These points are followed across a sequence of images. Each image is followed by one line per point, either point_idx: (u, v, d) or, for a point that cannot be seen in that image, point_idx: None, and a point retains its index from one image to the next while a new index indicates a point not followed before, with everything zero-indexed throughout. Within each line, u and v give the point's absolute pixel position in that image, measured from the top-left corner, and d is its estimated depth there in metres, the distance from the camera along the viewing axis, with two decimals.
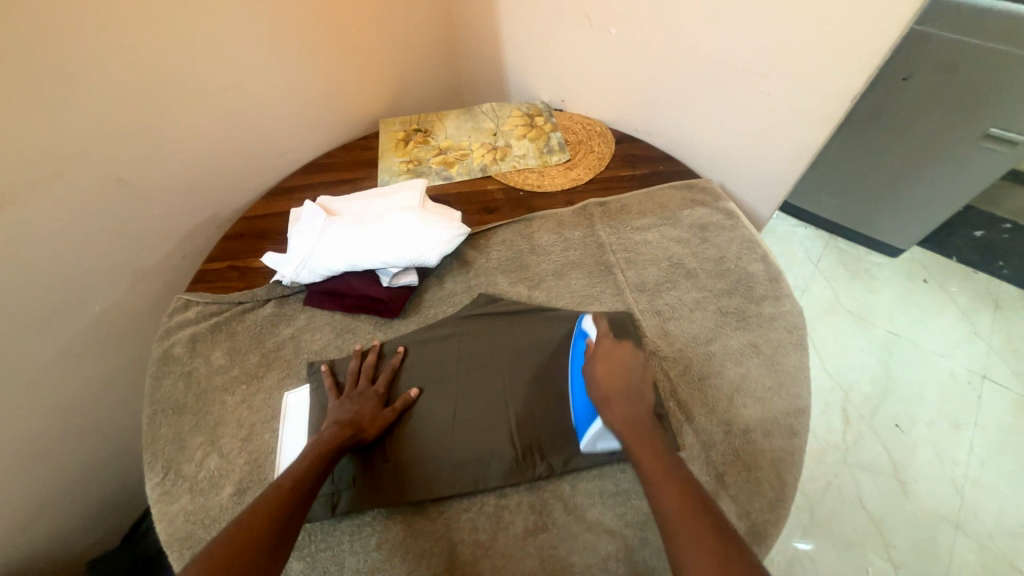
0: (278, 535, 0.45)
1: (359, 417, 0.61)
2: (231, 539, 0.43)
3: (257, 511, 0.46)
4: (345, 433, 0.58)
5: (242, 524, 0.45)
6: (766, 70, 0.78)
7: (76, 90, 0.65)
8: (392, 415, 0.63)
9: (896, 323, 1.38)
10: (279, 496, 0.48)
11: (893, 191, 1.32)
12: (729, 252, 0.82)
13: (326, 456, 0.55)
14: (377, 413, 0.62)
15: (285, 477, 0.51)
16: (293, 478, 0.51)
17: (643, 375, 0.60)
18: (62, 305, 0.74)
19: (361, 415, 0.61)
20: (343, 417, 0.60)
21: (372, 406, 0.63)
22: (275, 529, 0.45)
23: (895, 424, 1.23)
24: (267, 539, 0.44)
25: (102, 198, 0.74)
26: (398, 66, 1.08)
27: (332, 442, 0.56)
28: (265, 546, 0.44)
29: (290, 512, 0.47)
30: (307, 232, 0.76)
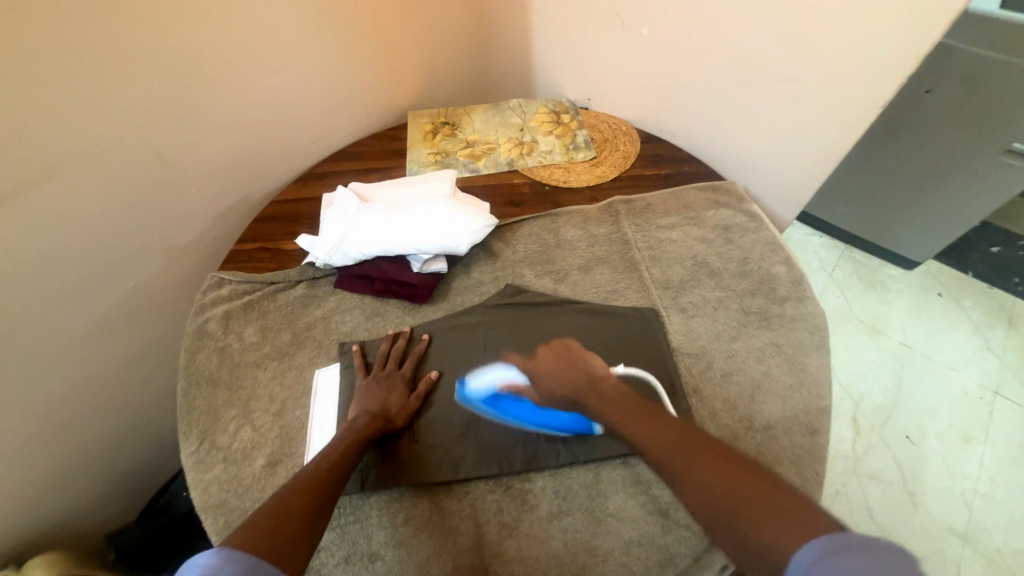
0: (316, 512, 0.46)
1: (387, 405, 0.62)
2: (274, 509, 0.44)
3: (296, 489, 0.47)
4: (374, 421, 0.60)
5: (284, 498, 0.46)
6: (795, 75, 0.79)
7: (129, 70, 0.68)
8: (419, 402, 0.64)
9: (910, 335, 1.39)
10: (316, 478, 0.50)
11: (912, 203, 1.32)
12: (752, 254, 0.83)
13: (359, 443, 0.57)
14: (405, 400, 0.64)
15: (321, 459, 0.53)
16: (330, 462, 0.52)
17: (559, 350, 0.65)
18: (100, 279, 0.77)
19: (388, 403, 0.63)
20: (375, 404, 0.62)
21: (400, 392, 0.64)
22: (314, 507, 0.46)
23: (906, 435, 1.23)
24: (309, 515, 0.45)
25: (144, 176, 0.76)
26: (428, 59, 1.10)
27: (365, 430, 0.58)
28: (305, 522, 0.44)
29: (327, 491, 0.49)
30: (340, 217, 0.78)
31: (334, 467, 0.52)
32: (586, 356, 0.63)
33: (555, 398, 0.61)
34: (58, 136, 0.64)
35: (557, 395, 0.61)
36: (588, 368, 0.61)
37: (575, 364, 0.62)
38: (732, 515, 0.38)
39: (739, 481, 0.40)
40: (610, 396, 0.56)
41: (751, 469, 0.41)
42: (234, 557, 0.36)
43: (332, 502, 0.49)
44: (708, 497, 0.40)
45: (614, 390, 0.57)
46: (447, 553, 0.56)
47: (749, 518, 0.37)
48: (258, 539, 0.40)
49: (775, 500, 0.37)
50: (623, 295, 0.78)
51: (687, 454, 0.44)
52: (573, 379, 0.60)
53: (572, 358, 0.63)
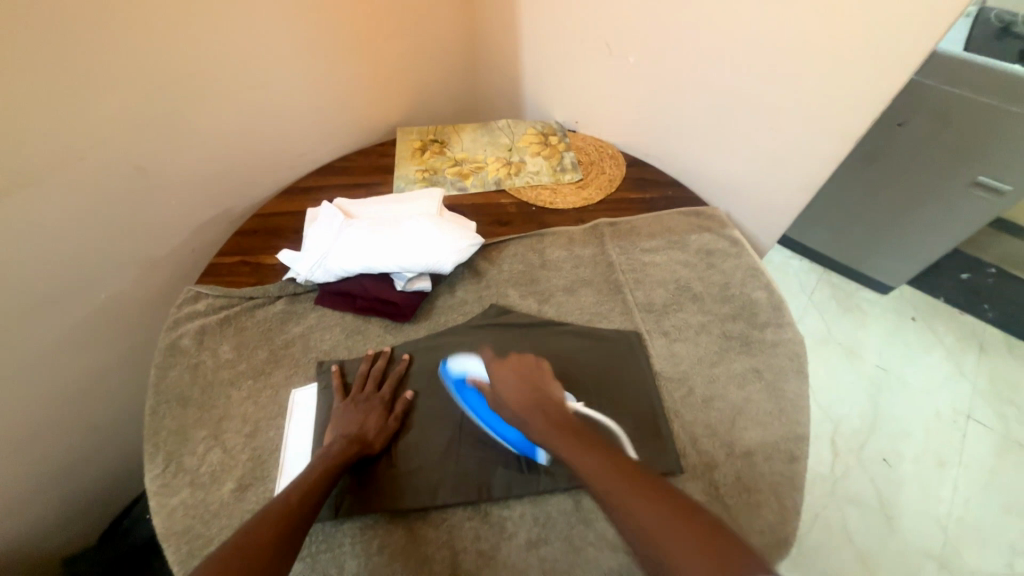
0: (283, 552, 0.45)
1: (364, 428, 0.61)
2: (238, 552, 0.43)
3: (262, 526, 0.46)
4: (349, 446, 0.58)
5: (250, 537, 0.45)
6: (775, 107, 0.82)
7: (112, 80, 0.67)
8: (397, 425, 0.63)
9: (885, 359, 1.42)
10: (283, 511, 0.48)
11: (885, 231, 1.37)
12: (733, 278, 0.84)
13: (334, 470, 0.55)
14: (384, 423, 0.63)
15: (292, 489, 0.51)
16: (301, 496, 0.50)
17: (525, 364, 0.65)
18: (70, 290, 0.74)
19: (366, 427, 0.61)
20: (352, 428, 0.60)
21: (378, 415, 0.63)
22: (281, 546, 0.46)
23: (883, 458, 1.25)
24: (274, 556, 0.44)
25: (121, 186, 0.74)
26: (419, 77, 1.11)
27: (341, 456, 0.57)
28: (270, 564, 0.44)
29: (295, 528, 0.48)
30: (324, 233, 0.77)
31: (304, 499, 0.50)
32: (546, 378, 0.63)
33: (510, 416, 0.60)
34: (31, 144, 0.63)
35: (511, 413, 0.60)
36: (547, 391, 0.61)
37: (531, 387, 0.61)
38: (668, 552, 0.41)
39: (678, 519, 0.43)
40: (567, 424, 0.56)
41: (692, 507, 0.44)
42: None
43: (300, 536, 0.48)
44: (648, 533, 0.43)
45: (563, 416, 0.57)
46: None
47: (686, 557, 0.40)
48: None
49: (710, 541, 0.41)
50: (607, 317, 0.78)
51: (632, 487, 0.47)
52: (529, 400, 0.60)
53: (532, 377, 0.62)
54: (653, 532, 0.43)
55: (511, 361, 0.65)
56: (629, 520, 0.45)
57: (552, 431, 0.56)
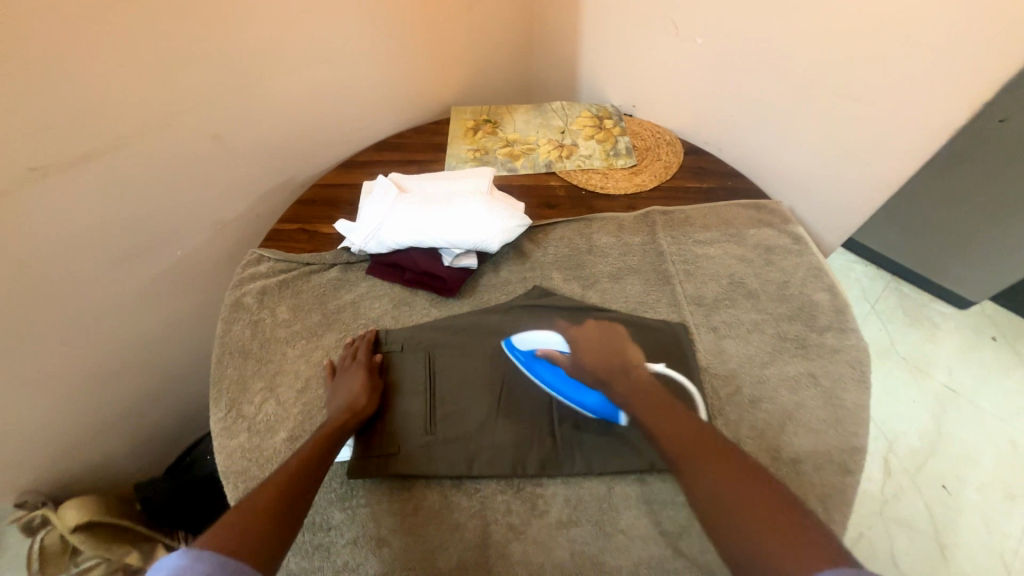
0: (286, 506, 0.47)
1: (353, 397, 0.62)
2: (242, 510, 0.45)
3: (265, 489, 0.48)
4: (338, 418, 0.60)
5: (253, 499, 0.46)
6: (859, 93, 0.76)
7: (194, 49, 0.72)
8: (379, 383, 0.65)
9: (957, 379, 1.30)
10: (285, 476, 0.50)
11: (971, 238, 1.23)
12: (794, 277, 0.79)
13: (330, 440, 0.57)
14: (368, 385, 0.64)
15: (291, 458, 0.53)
16: (297, 461, 0.52)
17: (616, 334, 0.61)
18: (151, 244, 0.81)
19: (350, 395, 0.63)
20: (341, 402, 0.62)
21: (360, 378, 0.64)
22: (284, 502, 0.47)
23: (943, 485, 1.15)
24: (278, 511, 0.46)
25: (200, 152, 0.80)
26: (476, 55, 1.10)
27: (334, 429, 0.58)
28: (280, 520, 0.46)
29: (297, 489, 0.49)
30: (378, 205, 0.80)
31: (301, 462, 0.52)
32: (625, 340, 0.61)
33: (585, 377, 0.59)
34: (123, 110, 0.69)
35: (587, 374, 0.59)
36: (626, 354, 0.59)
37: (616, 347, 0.60)
38: (741, 523, 0.41)
39: (750, 498, 0.42)
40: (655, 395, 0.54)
41: (769, 489, 0.43)
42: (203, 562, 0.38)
43: (303, 497, 0.49)
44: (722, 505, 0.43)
45: (644, 380, 0.56)
46: (452, 549, 0.56)
47: (760, 529, 0.40)
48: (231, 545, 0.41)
49: (782, 518, 0.40)
50: (653, 308, 0.76)
51: (707, 458, 0.46)
52: (609, 362, 0.58)
53: (614, 341, 0.60)
54: (725, 498, 0.43)
55: (600, 329, 0.62)
56: (698, 489, 0.45)
57: (630, 394, 0.55)
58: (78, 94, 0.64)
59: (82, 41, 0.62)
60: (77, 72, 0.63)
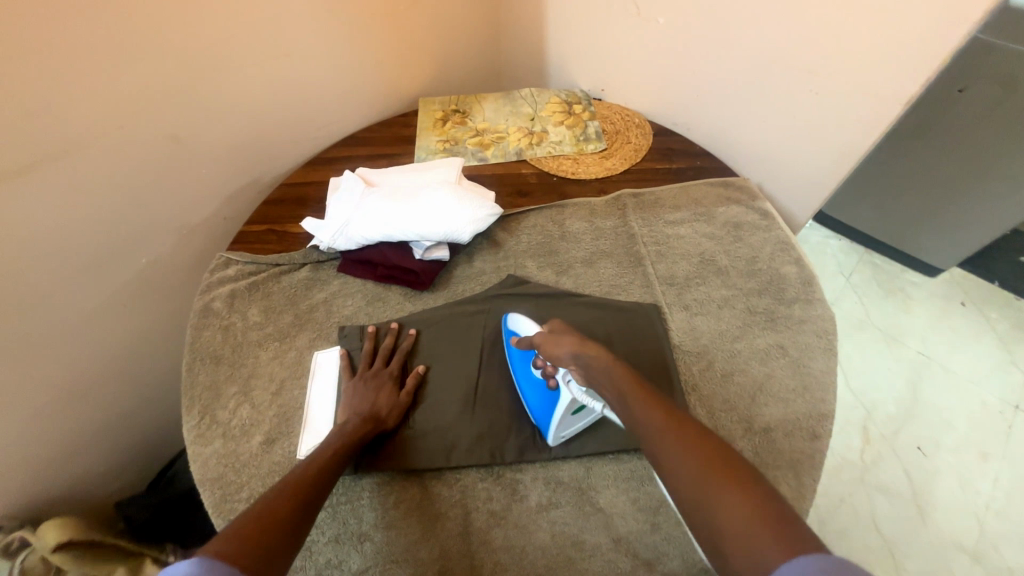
0: (301, 517, 0.45)
1: (378, 406, 0.61)
2: (258, 518, 0.42)
3: (278, 494, 0.46)
4: (358, 421, 0.59)
5: (269, 504, 0.44)
6: (819, 67, 0.76)
7: (140, 48, 0.69)
8: (409, 399, 0.63)
9: (928, 345, 1.34)
10: (298, 481, 0.49)
11: (937, 208, 1.26)
12: (762, 252, 0.81)
13: (350, 447, 0.56)
14: (394, 399, 0.63)
15: (309, 463, 0.51)
16: (316, 465, 0.51)
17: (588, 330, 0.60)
18: (113, 254, 0.78)
19: (375, 402, 0.62)
20: (363, 407, 0.61)
21: (389, 391, 0.63)
22: (298, 513, 0.45)
23: (918, 447, 1.20)
24: (294, 521, 0.44)
25: (158, 155, 0.77)
26: (440, 44, 1.08)
27: (356, 435, 0.57)
28: (290, 526, 0.44)
29: (311, 501, 0.47)
30: (346, 201, 0.78)
31: (320, 470, 0.51)
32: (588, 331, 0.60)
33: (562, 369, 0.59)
34: (71, 115, 0.66)
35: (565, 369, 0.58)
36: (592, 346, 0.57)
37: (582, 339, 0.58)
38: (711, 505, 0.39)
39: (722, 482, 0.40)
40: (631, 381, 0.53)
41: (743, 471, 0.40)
42: (215, 571, 0.36)
43: (316, 507, 0.48)
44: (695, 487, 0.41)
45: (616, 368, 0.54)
46: (435, 539, 0.56)
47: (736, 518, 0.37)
48: (244, 556, 0.39)
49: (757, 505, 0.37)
50: (626, 290, 0.77)
51: (679, 444, 0.43)
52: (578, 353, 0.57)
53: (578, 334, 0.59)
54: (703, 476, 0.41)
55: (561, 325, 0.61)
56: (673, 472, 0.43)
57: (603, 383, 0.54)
58: (18, 99, 0.60)
59: (19, 43, 0.58)
60: (15, 76, 0.59)
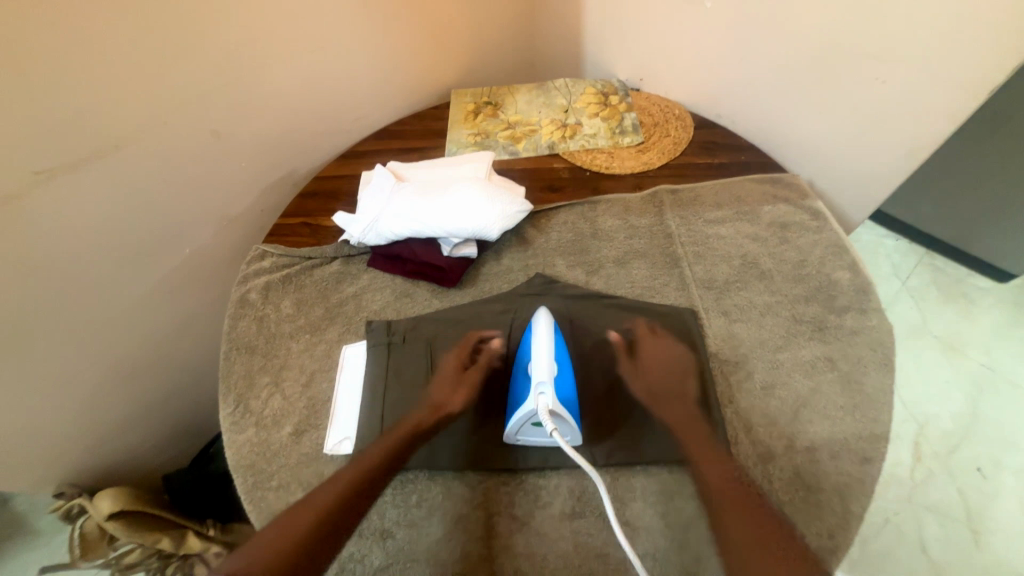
0: (335, 527, 0.48)
1: (447, 400, 0.60)
2: (292, 521, 0.47)
3: (325, 496, 0.49)
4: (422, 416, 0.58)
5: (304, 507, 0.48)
6: (884, 53, 0.70)
7: (185, 44, 0.71)
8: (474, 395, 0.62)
9: (994, 357, 1.22)
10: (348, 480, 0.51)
11: (1014, 208, 1.14)
12: (811, 256, 0.75)
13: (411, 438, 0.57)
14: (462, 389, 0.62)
15: (363, 459, 0.53)
16: (366, 466, 0.52)
17: (682, 365, 0.63)
18: (159, 243, 0.82)
19: (443, 395, 0.61)
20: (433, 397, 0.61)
21: (462, 385, 0.62)
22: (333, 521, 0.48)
23: (977, 468, 1.10)
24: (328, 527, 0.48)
25: (200, 150, 0.80)
26: (473, 35, 1.06)
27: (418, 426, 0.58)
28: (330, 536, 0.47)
29: (351, 506, 0.50)
30: (377, 195, 0.79)
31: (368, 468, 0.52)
32: (670, 357, 0.64)
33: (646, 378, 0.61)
34: (121, 111, 0.69)
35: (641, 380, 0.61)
36: (679, 376, 0.62)
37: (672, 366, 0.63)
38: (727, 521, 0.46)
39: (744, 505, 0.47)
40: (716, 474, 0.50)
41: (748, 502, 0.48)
42: None
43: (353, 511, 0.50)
44: (727, 518, 0.47)
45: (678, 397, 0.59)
46: (457, 541, 0.56)
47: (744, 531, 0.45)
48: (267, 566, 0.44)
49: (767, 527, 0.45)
50: (661, 293, 0.73)
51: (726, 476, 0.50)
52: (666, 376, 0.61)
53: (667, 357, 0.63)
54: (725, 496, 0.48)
55: (655, 345, 0.65)
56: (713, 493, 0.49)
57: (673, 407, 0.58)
58: (72, 95, 0.64)
59: (73, 42, 0.61)
60: (69, 73, 0.62)
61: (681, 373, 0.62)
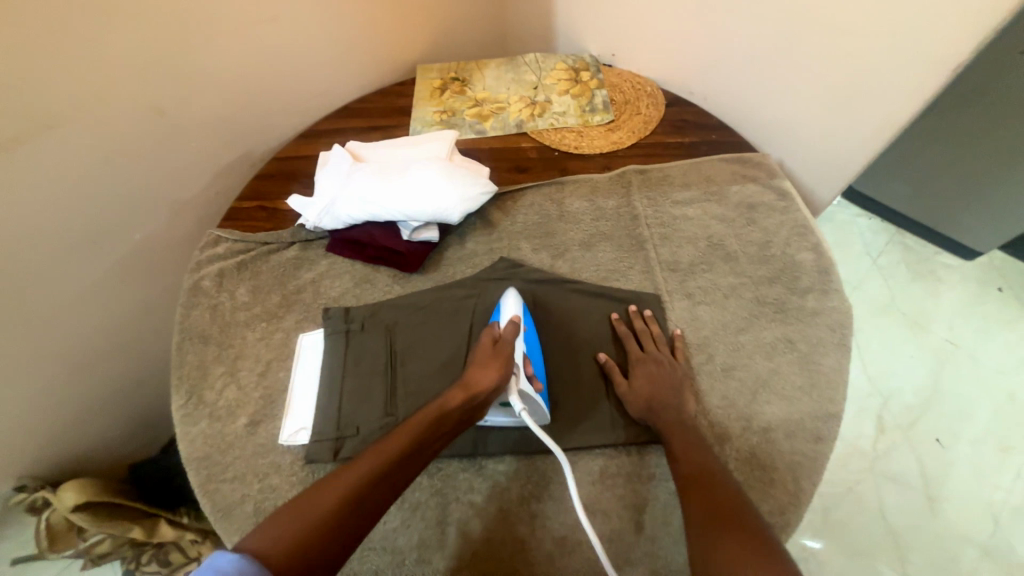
0: (353, 518, 0.44)
1: (479, 380, 0.54)
2: (306, 508, 0.43)
3: (344, 484, 0.45)
4: (456, 404, 0.53)
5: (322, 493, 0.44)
6: (855, 26, 0.68)
7: (115, 12, 0.65)
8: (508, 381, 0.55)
9: (957, 333, 1.26)
10: (373, 470, 0.47)
11: (982, 187, 1.15)
12: (777, 237, 0.74)
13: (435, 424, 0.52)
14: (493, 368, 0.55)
15: (388, 446, 0.49)
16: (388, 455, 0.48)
17: (672, 358, 0.63)
18: (106, 230, 0.78)
19: (479, 377, 0.54)
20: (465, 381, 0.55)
21: (496, 367, 0.55)
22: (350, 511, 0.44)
23: (936, 439, 1.14)
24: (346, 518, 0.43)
25: (143, 129, 0.75)
26: (438, 5, 1.01)
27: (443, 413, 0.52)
28: (346, 536, 0.43)
29: (371, 496, 0.45)
30: (334, 177, 0.75)
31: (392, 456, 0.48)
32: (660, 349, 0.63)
33: (637, 369, 0.61)
34: (49, 87, 0.64)
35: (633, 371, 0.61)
36: (671, 369, 0.61)
37: (664, 358, 0.62)
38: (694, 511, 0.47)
39: (713, 497, 0.48)
40: (694, 468, 0.52)
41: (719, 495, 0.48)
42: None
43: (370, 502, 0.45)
44: (696, 509, 0.47)
45: (668, 389, 0.59)
46: (414, 528, 0.55)
47: (708, 520, 0.46)
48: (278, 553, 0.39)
49: (732, 515, 0.46)
50: (626, 275, 0.72)
51: (699, 470, 0.51)
52: (657, 368, 0.61)
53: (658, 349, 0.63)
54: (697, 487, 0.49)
55: (646, 338, 0.64)
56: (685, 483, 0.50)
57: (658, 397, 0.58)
58: None
59: None
60: None
61: (672, 365, 0.62)
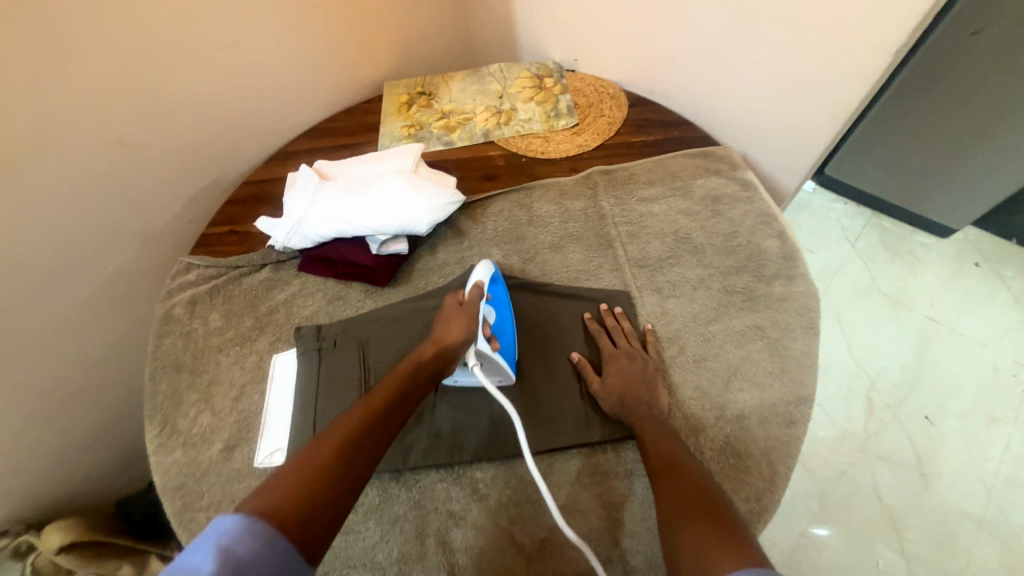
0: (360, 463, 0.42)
1: (448, 333, 0.56)
2: (300, 465, 0.39)
3: (333, 439, 0.42)
4: (435, 348, 0.55)
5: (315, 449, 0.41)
6: (799, 19, 0.69)
7: (70, 50, 0.66)
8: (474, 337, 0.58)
9: (937, 310, 1.27)
10: (370, 410, 0.46)
11: (948, 167, 1.18)
12: (742, 227, 0.76)
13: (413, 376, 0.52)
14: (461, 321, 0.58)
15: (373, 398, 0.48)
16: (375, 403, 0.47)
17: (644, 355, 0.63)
18: (76, 265, 0.77)
19: (448, 331, 0.56)
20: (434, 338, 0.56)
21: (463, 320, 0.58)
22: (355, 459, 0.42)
23: (924, 415, 1.15)
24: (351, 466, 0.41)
25: (107, 163, 0.75)
26: (401, 23, 1.02)
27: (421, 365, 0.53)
28: (351, 478, 0.41)
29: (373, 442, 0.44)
30: (300, 197, 0.75)
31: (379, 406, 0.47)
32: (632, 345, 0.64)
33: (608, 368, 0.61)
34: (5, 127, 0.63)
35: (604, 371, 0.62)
36: (643, 364, 0.61)
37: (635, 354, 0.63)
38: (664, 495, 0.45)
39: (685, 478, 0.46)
40: (664, 455, 0.51)
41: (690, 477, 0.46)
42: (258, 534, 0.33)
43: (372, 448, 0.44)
44: (667, 492, 0.45)
45: (639, 384, 0.59)
46: (393, 542, 0.55)
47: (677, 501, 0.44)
48: (290, 509, 0.36)
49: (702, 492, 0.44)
50: (595, 275, 0.73)
51: (669, 458, 0.49)
52: (628, 364, 0.61)
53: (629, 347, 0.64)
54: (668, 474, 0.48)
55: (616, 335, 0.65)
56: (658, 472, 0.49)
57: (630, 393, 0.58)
58: None
59: None
60: None
61: (643, 360, 0.62)
